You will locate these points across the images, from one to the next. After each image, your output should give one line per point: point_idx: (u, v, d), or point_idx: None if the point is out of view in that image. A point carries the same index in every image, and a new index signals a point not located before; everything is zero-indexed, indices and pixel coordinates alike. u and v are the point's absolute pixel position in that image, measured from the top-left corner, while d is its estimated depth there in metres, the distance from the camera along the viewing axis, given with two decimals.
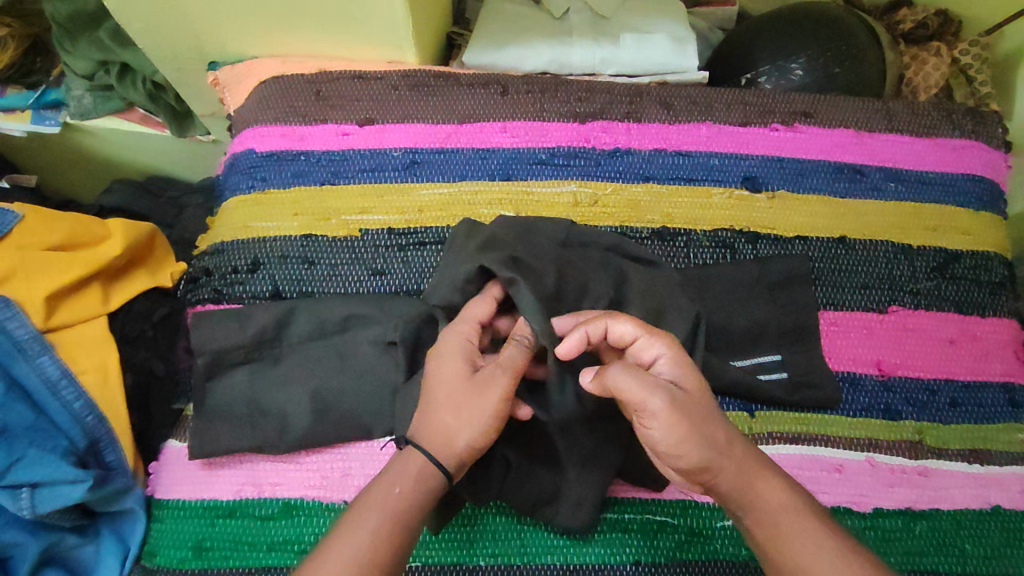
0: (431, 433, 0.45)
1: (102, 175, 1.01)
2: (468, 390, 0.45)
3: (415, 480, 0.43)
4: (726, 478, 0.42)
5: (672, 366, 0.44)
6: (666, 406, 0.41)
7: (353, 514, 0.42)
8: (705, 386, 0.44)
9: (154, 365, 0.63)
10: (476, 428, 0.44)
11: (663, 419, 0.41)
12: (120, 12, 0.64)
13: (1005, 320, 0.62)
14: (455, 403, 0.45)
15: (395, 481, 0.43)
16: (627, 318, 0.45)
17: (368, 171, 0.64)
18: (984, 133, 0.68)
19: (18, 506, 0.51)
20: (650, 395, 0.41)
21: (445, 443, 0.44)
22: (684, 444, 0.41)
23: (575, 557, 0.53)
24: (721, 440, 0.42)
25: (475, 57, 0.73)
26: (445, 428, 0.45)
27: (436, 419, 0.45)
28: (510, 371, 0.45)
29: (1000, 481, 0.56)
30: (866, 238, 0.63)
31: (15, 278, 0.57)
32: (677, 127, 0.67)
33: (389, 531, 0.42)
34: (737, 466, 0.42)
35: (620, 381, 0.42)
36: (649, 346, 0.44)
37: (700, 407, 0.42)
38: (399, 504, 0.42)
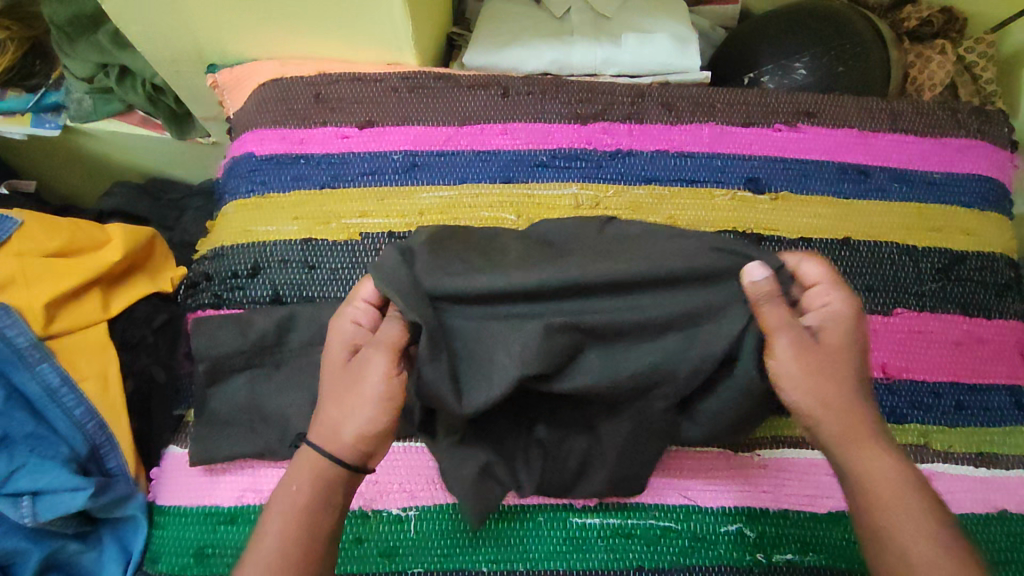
0: (322, 429, 0.44)
1: (102, 178, 1.01)
2: (350, 378, 0.45)
3: (311, 478, 0.43)
4: (828, 431, 0.43)
5: (834, 317, 0.45)
6: (792, 342, 0.43)
7: (262, 524, 0.42)
8: (852, 342, 0.45)
9: (154, 372, 0.62)
10: (363, 413, 0.44)
11: (783, 354, 0.43)
12: (119, 16, 0.64)
13: (1011, 322, 0.62)
14: (338, 395, 0.45)
15: (293, 481, 0.43)
16: (818, 262, 0.47)
17: (369, 174, 0.64)
18: (990, 133, 0.67)
19: (19, 514, 0.51)
20: (784, 332, 0.43)
21: (334, 434, 0.44)
22: (799, 386, 0.43)
23: (577, 563, 0.53)
24: (841, 394, 0.43)
25: (476, 58, 0.73)
26: (331, 421, 0.44)
27: (323, 414, 0.45)
28: (384, 349, 0.44)
29: (1006, 485, 0.56)
30: (871, 240, 0.63)
31: (15, 285, 0.57)
32: (679, 127, 0.66)
33: (297, 532, 0.42)
34: (849, 428, 0.43)
35: (767, 309, 0.43)
36: (825, 295, 0.46)
37: (826, 357, 0.44)
38: (302, 504, 0.42)
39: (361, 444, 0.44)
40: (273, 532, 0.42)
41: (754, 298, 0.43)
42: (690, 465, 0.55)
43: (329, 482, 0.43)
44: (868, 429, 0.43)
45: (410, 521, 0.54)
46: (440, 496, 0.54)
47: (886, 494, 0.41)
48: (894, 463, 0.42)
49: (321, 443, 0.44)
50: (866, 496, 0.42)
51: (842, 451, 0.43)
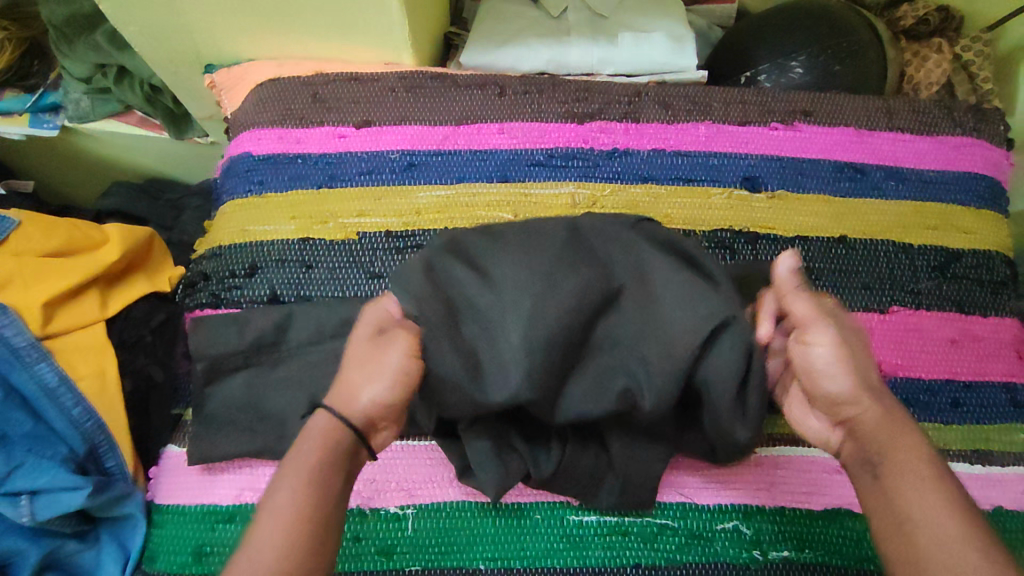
0: (340, 393, 0.44)
1: (101, 178, 1.02)
2: (369, 351, 0.45)
3: (322, 441, 0.42)
4: (868, 421, 0.42)
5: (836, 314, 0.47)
6: (830, 330, 0.43)
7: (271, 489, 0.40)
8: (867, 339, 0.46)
9: (153, 371, 0.62)
10: (382, 391, 0.44)
11: (820, 342, 0.43)
12: (116, 16, 0.64)
13: (1007, 320, 0.62)
14: (356, 364, 0.45)
15: (302, 444, 0.42)
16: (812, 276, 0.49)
17: (366, 173, 0.64)
18: (987, 131, 0.67)
19: (17, 513, 0.51)
20: (821, 320, 0.44)
21: (348, 402, 0.44)
22: (836, 374, 0.43)
23: (575, 560, 0.53)
24: (873, 384, 0.43)
25: (473, 57, 0.73)
26: (348, 388, 0.44)
27: (343, 378, 0.45)
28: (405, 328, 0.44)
29: (1002, 482, 0.56)
30: (867, 238, 0.63)
31: (14, 286, 0.57)
32: (676, 126, 0.66)
33: (309, 491, 0.40)
34: (886, 415, 0.42)
35: (796, 300, 0.45)
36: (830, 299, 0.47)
37: (857, 347, 0.44)
38: (315, 464, 0.41)
39: (374, 416, 0.44)
40: (283, 492, 0.40)
41: (784, 284, 0.46)
42: (685, 463, 0.55)
43: (342, 446, 0.43)
44: (902, 419, 0.42)
45: (408, 519, 0.54)
46: (437, 494, 0.54)
47: (915, 473, 0.39)
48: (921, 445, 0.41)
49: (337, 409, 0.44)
50: (895, 478, 0.40)
51: (881, 438, 0.41)
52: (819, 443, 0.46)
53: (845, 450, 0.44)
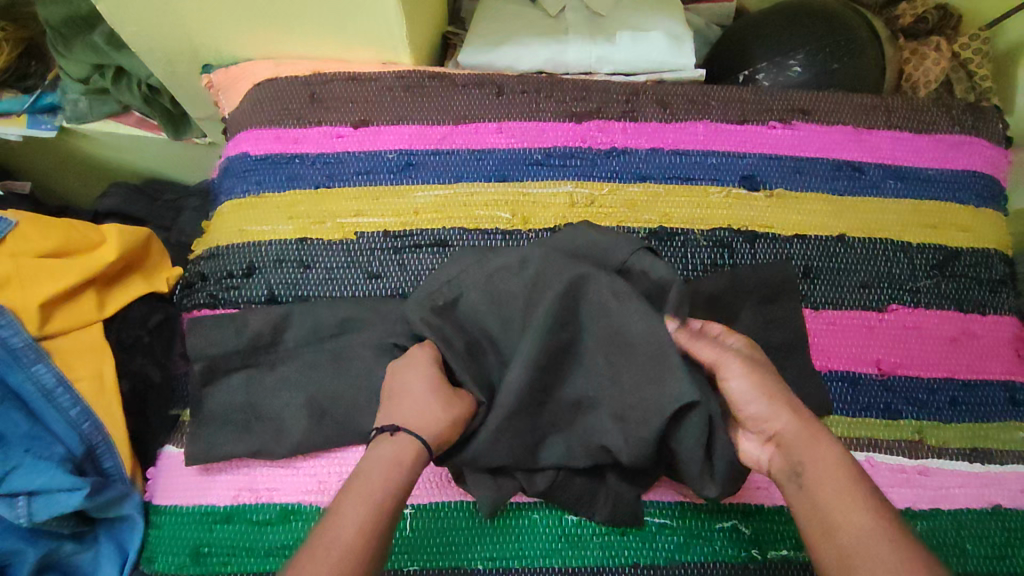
0: (426, 425, 0.44)
1: (99, 179, 1.02)
2: (449, 394, 0.46)
3: (414, 456, 0.43)
4: (787, 432, 0.43)
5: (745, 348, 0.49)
6: (734, 362, 0.46)
7: (363, 488, 0.41)
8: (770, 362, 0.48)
9: (150, 372, 0.61)
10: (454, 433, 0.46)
11: (731, 370, 0.45)
12: (113, 16, 0.64)
13: (1005, 318, 0.62)
14: (443, 398, 0.46)
15: (397, 456, 0.43)
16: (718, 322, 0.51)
17: (364, 173, 0.64)
18: (985, 129, 0.67)
19: (15, 514, 0.51)
20: (725, 355, 0.46)
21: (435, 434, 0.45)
22: (753, 395, 0.44)
23: (573, 560, 0.53)
24: (789, 402, 0.44)
25: (470, 57, 0.73)
26: (433, 415, 0.45)
27: (429, 413, 0.45)
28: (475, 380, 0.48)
29: (1000, 480, 0.56)
30: (866, 236, 0.63)
31: (11, 286, 0.57)
32: (674, 125, 0.66)
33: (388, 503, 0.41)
34: (803, 425, 0.43)
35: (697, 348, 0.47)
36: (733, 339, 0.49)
37: (767, 371, 0.46)
38: (395, 479, 0.42)
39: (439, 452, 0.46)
40: (370, 495, 0.41)
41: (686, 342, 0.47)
42: None
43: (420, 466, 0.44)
44: (817, 430, 0.43)
45: (406, 520, 0.54)
46: (435, 494, 0.54)
47: (834, 477, 0.40)
48: (837, 451, 0.42)
49: (419, 430, 0.44)
50: (818, 482, 0.40)
51: (801, 448, 0.42)
52: (754, 465, 0.45)
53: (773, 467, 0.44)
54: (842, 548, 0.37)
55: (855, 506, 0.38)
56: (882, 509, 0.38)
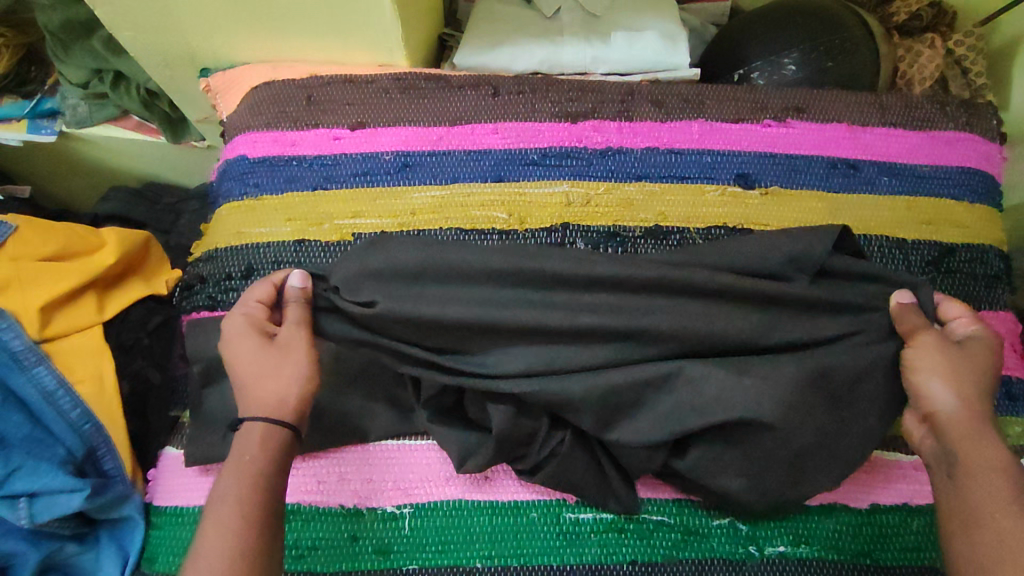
0: (264, 402, 0.48)
1: (96, 183, 1.02)
2: (269, 356, 0.50)
3: (262, 442, 0.47)
4: (943, 416, 0.47)
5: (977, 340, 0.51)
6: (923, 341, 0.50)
7: (215, 494, 0.44)
8: (986, 366, 0.50)
9: (150, 373, 0.62)
10: (300, 380, 0.49)
11: (922, 347, 0.50)
12: (112, 21, 0.64)
13: (1001, 314, 0.62)
14: (269, 367, 0.49)
15: (244, 450, 0.46)
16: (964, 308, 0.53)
17: (360, 175, 0.64)
18: (979, 125, 0.67)
19: (17, 516, 0.51)
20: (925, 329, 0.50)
21: (277, 403, 0.48)
22: (939, 376, 0.48)
23: (571, 557, 0.53)
24: (961, 392, 0.48)
25: (466, 59, 0.74)
26: (268, 393, 0.48)
27: (260, 389, 0.48)
28: (299, 326, 0.52)
29: None
30: (860, 233, 0.63)
31: (10, 289, 0.57)
32: (668, 124, 0.66)
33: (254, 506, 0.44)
34: (968, 417, 0.47)
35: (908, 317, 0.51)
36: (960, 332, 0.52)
37: (969, 363, 0.49)
38: (253, 471, 0.45)
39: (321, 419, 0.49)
40: (227, 499, 0.44)
41: (895, 314, 0.52)
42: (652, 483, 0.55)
43: (276, 444, 0.47)
44: (983, 425, 0.47)
45: (405, 518, 0.54)
46: (433, 492, 0.54)
47: (986, 469, 0.44)
48: (993, 453, 0.45)
49: (261, 414, 0.48)
50: (963, 470, 0.45)
51: (952, 433, 0.47)
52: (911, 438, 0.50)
53: (927, 445, 0.49)
54: (969, 523, 0.43)
55: (992, 500, 0.43)
56: (988, 501, 0.43)
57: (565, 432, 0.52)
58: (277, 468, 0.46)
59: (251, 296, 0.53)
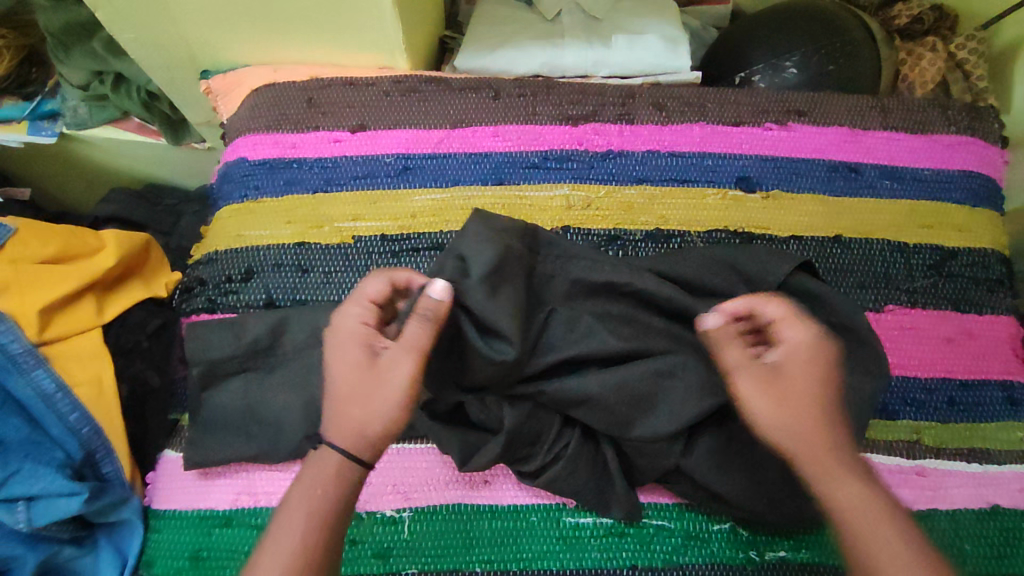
0: (344, 430, 0.44)
1: (97, 185, 1.02)
2: (366, 376, 0.45)
3: (335, 478, 0.43)
4: (799, 458, 0.43)
5: (795, 350, 0.46)
6: (750, 376, 0.45)
7: (279, 524, 0.42)
8: (819, 376, 0.45)
9: (149, 376, 0.62)
10: (388, 416, 0.44)
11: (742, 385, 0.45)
12: (112, 23, 0.64)
13: (1002, 318, 0.62)
14: (362, 393, 0.44)
15: (316, 482, 0.43)
16: (779, 300, 0.47)
17: (361, 178, 0.64)
18: (981, 129, 0.67)
19: (14, 519, 0.51)
20: (739, 364, 0.45)
21: (357, 436, 0.44)
22: (767, 416, 0.44)
23: (571, 562, 0.53)
24: (806, 425, 0.44)
25: (467, 61, 0.74)
26: (353, 421, 0.44)
27: (345, 413, 0.44)
28: (411, 352, 0.45)
29: (998, 480, 0.56)
30: (862, 237, 0.63)
31: (9, 292, 0.57)
32: (669, 127, 0.66)
33: (312, 541, 0.41)
34: (811, 451, 0.43)
35: (728, 345, 0.46)
36: (789, 329, 0.47)
37: (792, 386, 0.45)
38: (321, 508, 0.42)
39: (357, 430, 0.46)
40: (291, 534, 0.41)
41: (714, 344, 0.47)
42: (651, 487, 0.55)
43: (348, 482, 0.43)
44: (841, 455, 0.43)
45: (404, 522, 0.54)
46: (433, 496, 0.54)
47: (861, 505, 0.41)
48: (860, 490, 0.42)
49: (342, 444, 0.44)
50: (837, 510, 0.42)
51: (814, 476, 0.43)
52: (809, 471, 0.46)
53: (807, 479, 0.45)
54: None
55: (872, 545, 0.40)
56: (861, 547, 0.40)
57: (570, 436, 0.52)
58: (345, 507, 0.43)
59: (365, 292, 0.48)
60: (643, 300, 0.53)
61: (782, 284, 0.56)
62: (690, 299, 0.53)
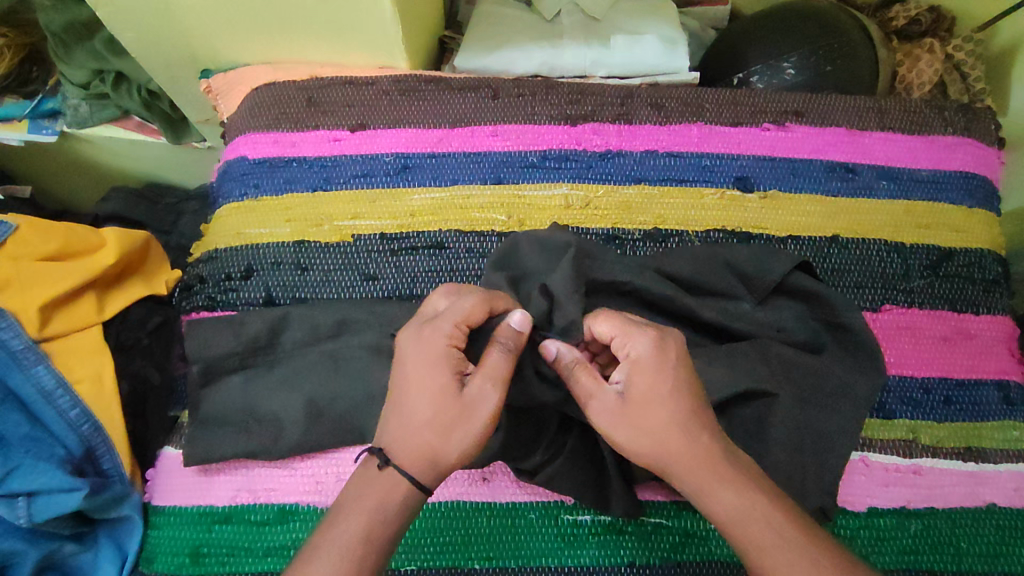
0: (418, 456, 0.43)
1: (98, 183, 1.02)
2: (448, 401, 0.43)
3: (400, 506, 0.42)
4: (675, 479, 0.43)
5: (638, 366, 0.44)
6: (594, 403, 0.45)
7: (327, 538, 0.41)
8: (677, 388, 0.44)
9: (150, 373, 0.63)
10: (463, 447, 0.43)
11: (596, 412, 0.45)
12: (113, 22, 0.64)
13: (998, 318, 0.62)
14: (442, 419, 0.43)
15: (380, 507, 0.42)
16: (610, 318, 0.47)
17: (360, 177, 0.65)
18: (978, 130, 0.68)
19: (15, 514, 0.51)
20: (594, 389, 0.45)
21: (428, 463, 0.43)
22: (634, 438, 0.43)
23: (569, 560, 0.53)
24: (664, 440, 0.43)
25: (467, 61, 0.74)
26: (429, 447, 0.43)
27: (421, 437, 0.43)
28: (498, 381, 0.44)
29: (994, 479, 0.56)
30: (859, 237, 0.63)
31: (11, 288, 0.57)
32: (668, 127, 0.67)
33: (368, 564, 0.41)
34: (689, 466, 0.42)
35: (574, 376, 0.46)
36: (628, 344, 0.45)
37: (643, 404, 0.43)
38: (379, 534, 0.42)
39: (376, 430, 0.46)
40: (337, 552, 0.40)
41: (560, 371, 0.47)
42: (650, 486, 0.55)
43: (409, 511, 0.43)
44: (718, 465, 0.42)
45: None
46: (432, 494, 0.55)
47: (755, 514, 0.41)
48: (736, 498, 0.41)
49: (413, 471, 0.43)
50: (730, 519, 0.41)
51: (693, 495, 0.42)
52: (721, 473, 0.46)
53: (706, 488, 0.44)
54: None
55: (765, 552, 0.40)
56: (752, 553, 0.40)
57: (568, 436, 0.52)
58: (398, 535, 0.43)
59: (459, 309, 0.46)
60: (641, 299, 0.53)
61: (779, 283, 0.56)
62: (688, 298, 0.53)
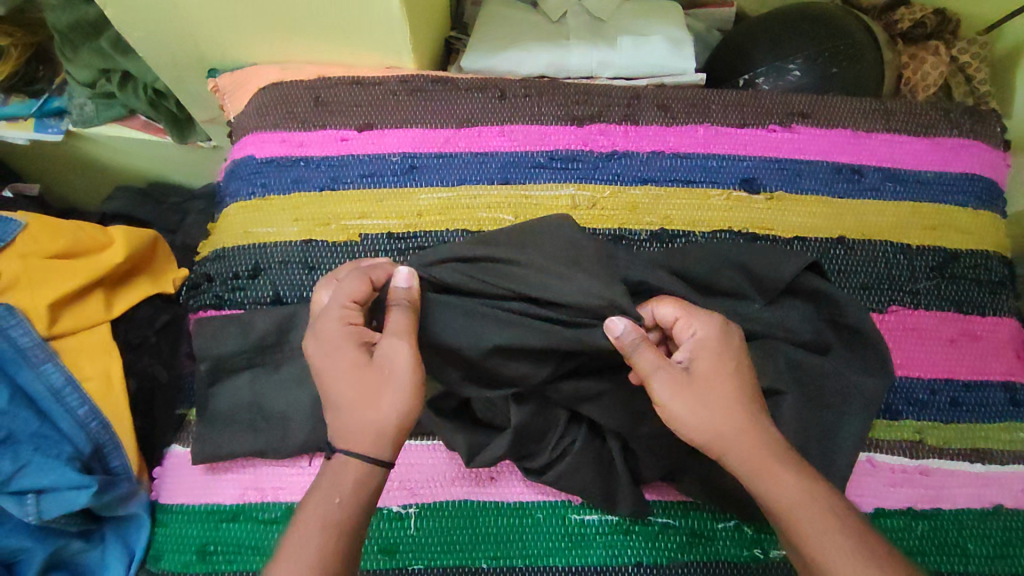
0: (361, 435, 0.43)
1: (102, 183, 1.03)
2: (370, 377, 0.44)
3: (354, 488, 0.43)
4: (732, 457, 0.43)
5: (701, 347, 0.46)
6: (663, 380, 0.44)
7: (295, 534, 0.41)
8: (737, 372, 0.46)
9: (157, 371, 0.63)
10: (402, 409, 0.44)
11: (662, 389, 0.44)
12: (121, 22, 0.65)
13: (1004, 319, 0.62)
14: (371, 395, 0.43)
15: (334, 492, 0.42)
16: (671, 301, 0.48)
17: (367, 176, 0.65)
18: (983, 132, 0.68)
19: (24, 511, 0.52)
20: (661, 365, 0.44)
21: (373, 437, 0.43)
22: (700, 416, 0.43)
23: (577, 559, 0.53)
24: (728, 418, 0.43)
25: (473, 61, 0.74)
26: (369, 423, 0.43)
27: (356, 417, 0.43)
28: (404, 337, 0.45)
29: (1001, 480, 0.56)
30: (865, 239, 0.63)
31: (19, 287, 0.58)
32: (674, 128, 0.67)
33: (334, 546, 0.41)
34: (753, 446, 0.43)
35: (638, 354, 0.44)
36: (689, 326, 0.47)
37: (710, 383, 0.44)
38: (340, 518, 0.42)
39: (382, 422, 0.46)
40: (308, 546, 0.40)
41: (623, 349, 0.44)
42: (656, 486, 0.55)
43: (369, 488, 0.43)
44: (775, 449, 0.43)
45: (410, 519, 0.54)
46: (439, 493, 0.55)
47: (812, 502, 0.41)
48: (782, 489, 0.41)
49: (361, 450, 0.43)
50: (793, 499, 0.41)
51: (748, 473, 0.43)
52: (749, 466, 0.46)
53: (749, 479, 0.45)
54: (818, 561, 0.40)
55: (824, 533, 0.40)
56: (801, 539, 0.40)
57: (576, 433, 0.52)
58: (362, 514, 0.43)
59: (347, 292, 0.46)
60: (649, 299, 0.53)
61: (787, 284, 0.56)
62: (696, 297, 0.53)
